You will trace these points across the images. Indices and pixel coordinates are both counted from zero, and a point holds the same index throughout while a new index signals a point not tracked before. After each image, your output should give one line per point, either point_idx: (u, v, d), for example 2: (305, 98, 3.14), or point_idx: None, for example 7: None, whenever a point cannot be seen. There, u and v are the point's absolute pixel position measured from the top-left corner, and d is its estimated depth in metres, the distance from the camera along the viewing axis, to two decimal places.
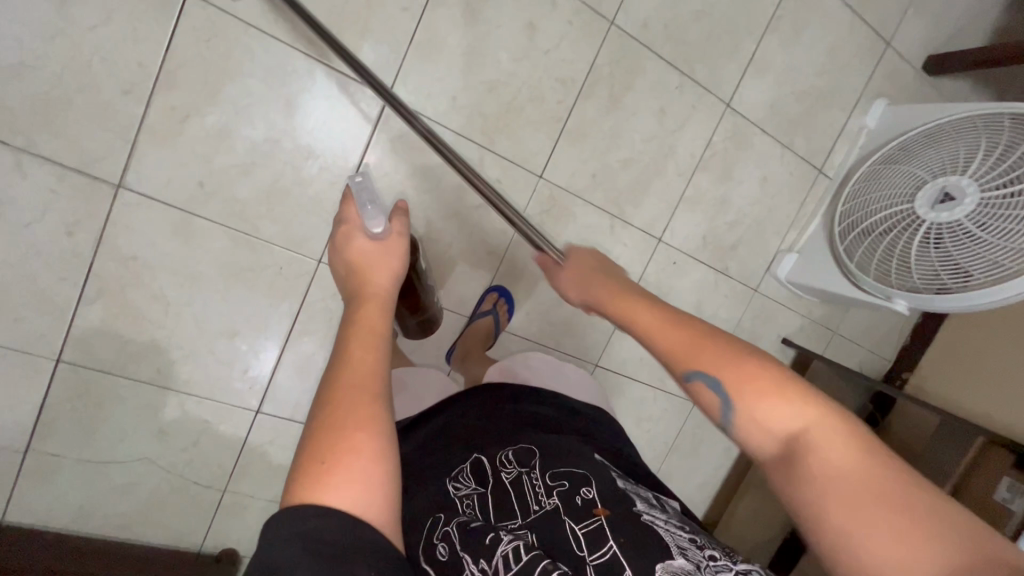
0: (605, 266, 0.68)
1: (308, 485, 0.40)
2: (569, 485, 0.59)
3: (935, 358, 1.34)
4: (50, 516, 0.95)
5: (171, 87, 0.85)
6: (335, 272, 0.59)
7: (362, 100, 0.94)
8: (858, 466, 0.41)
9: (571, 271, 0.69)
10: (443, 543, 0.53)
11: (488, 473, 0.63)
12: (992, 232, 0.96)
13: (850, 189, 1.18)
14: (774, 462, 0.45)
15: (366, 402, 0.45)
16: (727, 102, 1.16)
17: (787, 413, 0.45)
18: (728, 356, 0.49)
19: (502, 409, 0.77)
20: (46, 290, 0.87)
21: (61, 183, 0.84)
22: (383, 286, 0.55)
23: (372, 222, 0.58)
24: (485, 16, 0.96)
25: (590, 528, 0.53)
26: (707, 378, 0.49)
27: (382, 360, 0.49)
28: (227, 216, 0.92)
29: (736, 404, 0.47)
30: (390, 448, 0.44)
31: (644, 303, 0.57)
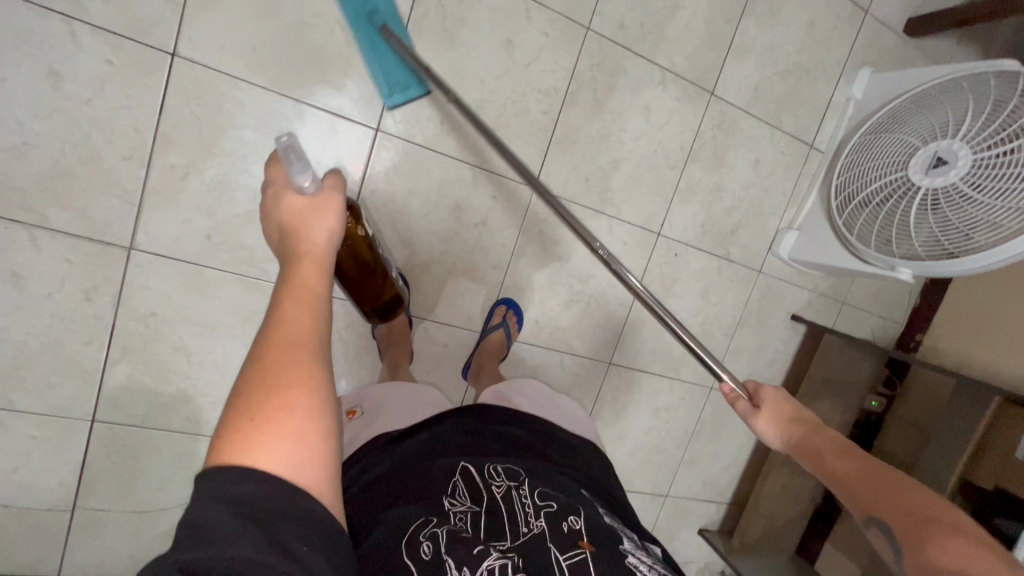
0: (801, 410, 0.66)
1: (236, 446, 0.41)
2: (557, 511, 0.59)
3: (950, 323, 1.33)
4: (103, 567, 0.99)
5: (169, 147, 0.87)
6: (271, 236, 0.58)
7: (350, 136, 0.95)
8: None
9: (767, 412, 0.66)
10: (428, 542, 0.53)
11: (479, 487, 0.63)
12: (988, 192, 0.97)
13: (844, 162, 1.19)
14: None
15: (302, 363, 0.46)
16: (712, 90, 1.17)
17: (959, 555, 0.45)
18: (916, 500, 0.51)
19: (504, 431, 0.75)
20: (74, 356, 0.90)
21: (76, 252, 0.87)
22: (319, 243, 0.55)
23: (299, 177, 0.57)
24: (463, 39, 0.97)
25: (575, 560, 0.54)
26: (885, 525, 0.51)
27: (317, 318, 0.49)
28: (236, 263, 0.95)
29: (907, 547, 0.49)
30: (325, 409, 0.45)
31: (830, 448, 0.60)
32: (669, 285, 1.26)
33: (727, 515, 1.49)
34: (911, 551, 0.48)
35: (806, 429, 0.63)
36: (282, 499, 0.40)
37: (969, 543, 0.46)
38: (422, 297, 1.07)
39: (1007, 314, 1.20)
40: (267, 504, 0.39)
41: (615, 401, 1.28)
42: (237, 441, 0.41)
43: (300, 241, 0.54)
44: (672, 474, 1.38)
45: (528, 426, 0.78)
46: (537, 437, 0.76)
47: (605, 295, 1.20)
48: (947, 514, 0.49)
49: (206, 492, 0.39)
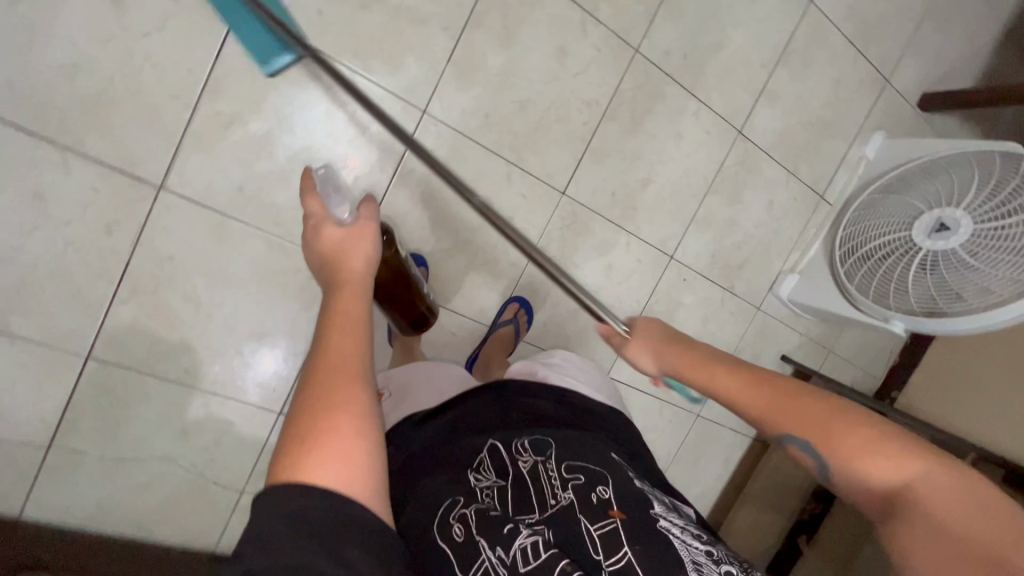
0: (674, 333, 0.68)
1: (291, 467, 0.43)
2: (585, 482, 0.60)
3: (929, 388, 1.38)
4: (67, 513, 0.95)
5: (218, 94, 0.87)
6: (313, 265, 0.64)
7: (398, 114, 0.97)
8: (960, 503, 0.46)
9: (640, 343, 0.68)
10: (460, 525, 0.55)
11: (507, 463, 0.64)
12: (985, 261, 1.04)
13: (850, 215, 1.25)
14: (877, 508, 0.51)
15: (345, 387, 0.49)
16: (739, 129, 1.22)
17: (895, 469, 0.50)
18: (824, 415, 0.54)
19: (528, 403, 0.76)
20: (82, 287, 0.87)
21: (104, 182, 0.85)
22: (357, 269, 0.60)
23: (339, 211, 0.65)
24: (519, 40, 1.00)
25: (606, 530, 0.54)
26: (805, 445, 0.55)
27: (357, 343, 0.53)
28: (263, 221, 0.94)
29: (836, 468, 0.53)
30: (369, 429, 0.47)
31: (722, 370, 0.61)
32: (674, 308, 1.29)
33: None
34: (842, 471, 0.52)
35: (678, 353, 0.66)
36: (332, 513, 0.42)
37: (874, 442, 0.51)
38: (440, 284, 1.08)
39: (984, 381, 1.25)
40: (316, 518, 0.41)
41: None
42: (291, 465, 0.44)
43: (342, 272, 0.60)
44: None
45: (552, 399, 0.79)
46: (557, 407, 0.77)
47: (613, 308, 1.23)
48: (859, 418, 0.53)
49: (264, 510, 0.42)
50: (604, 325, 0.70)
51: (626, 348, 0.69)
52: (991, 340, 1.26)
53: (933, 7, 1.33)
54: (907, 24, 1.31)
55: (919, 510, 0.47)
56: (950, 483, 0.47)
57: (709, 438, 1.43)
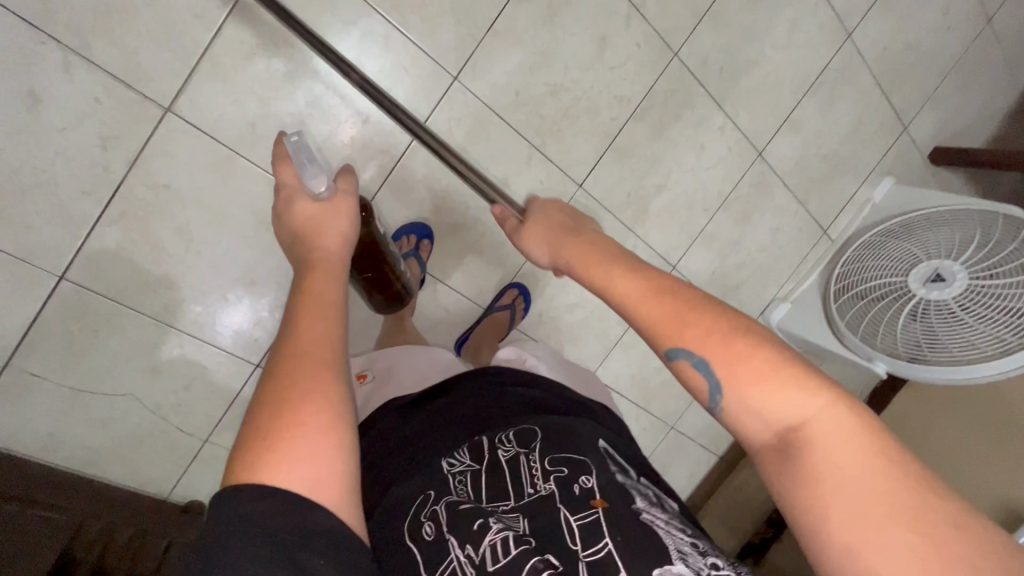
0: (576, 228, 0.66)
1: (257, 463, 0.40)
2: (568, 474, 0.55)
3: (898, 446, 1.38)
4: (15, 438, 0.89)
5: (244, 21, 0.82)
6: (285, 237, 0.63)
7: (427, 77, 0.93)
8: (862, 461, 0.39)
9: (540, 232, 0.68)
10: (431, 522, 0.54)
11: (486, 451, 0.61)
12: (975, 316, 1.07)
13: (850, 253, 1.26)
14: (768, 450, 0.43)
15: (317, 377, 0.46)
16: (760, 151, 1.23)
17: (797, 404, 0.42)
18: (722, 335, 0.46)
19: (516, 391, 0.72)
20: (67, 202, 0.81)
21: (107, 94, 0.79)
22: (333, 252, 0.60)
23: (313, 182, 0.62)
24: (563, 21, 0.98)
25: (587, 521, 0.51)
26: (696, 359, 0.46)
27: (330, 327, 0.51)
28: (271, 163, 0.90)
29: (729, 392, 0.45)
30: (341, 424, 0.45)
31: (624, 271, 0.54)
32: None
33: None
34: (737, 398, 0.44)
35: (581, 252, 0.61)
36: (296, 516, 0.39)
37: (785, 377, 0.43)
38: (441, 259, 1.05)
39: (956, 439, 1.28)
40: (278, 522, 0.38)
41: None
42: (258, 462, 0.41)
43: (319, 250, 0.59)
44: None
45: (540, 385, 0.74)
46: (542, 391, 0.73)
47: (608, 310, 1.22)
48: (765, 346, 0.45)
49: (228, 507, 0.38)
50: (504, 210, 0.75)
51: (530, 246, 0.69)
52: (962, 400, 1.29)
53: (959, 64, 1.35)
54: (934, 75, 1.33)
55: (814, 455, 0.40)
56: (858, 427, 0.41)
57: (679, 451, 1.45)
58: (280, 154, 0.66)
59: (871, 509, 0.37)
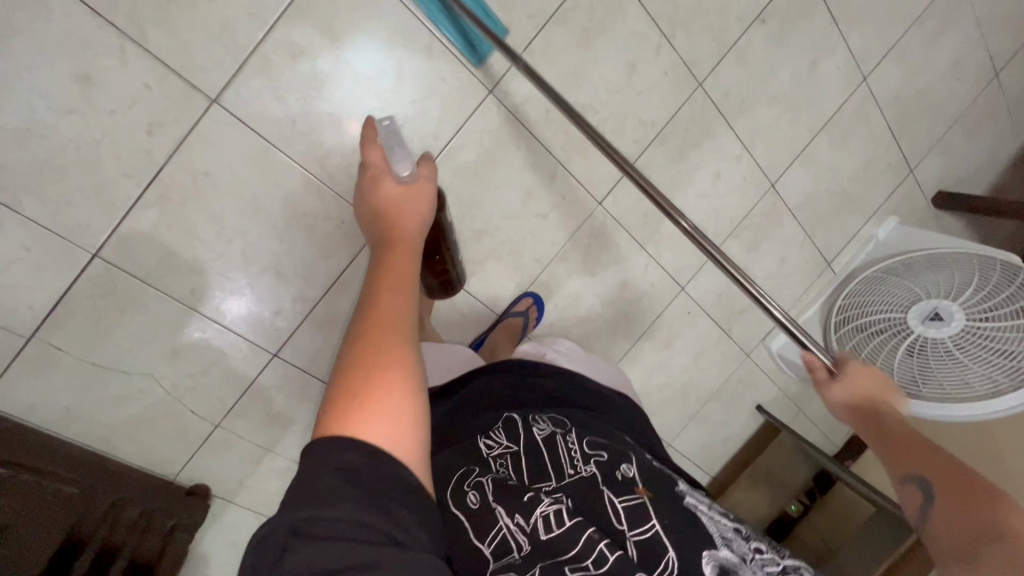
0: (884, 385, 0.79)
1: (348, 419, 0.46)
2: (607, 459, 0.58)
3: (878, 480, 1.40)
4: (32, 410, 0.90)
5: (296, 22, 0.85)
6: (366, 213, 0.76)
7: (464, 89, 0.97)
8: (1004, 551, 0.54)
9: (847, 385, 0.78)
10: (475, 492, 0.55)
11: (521, 431, 0.63)
12: (970, 356, 1.12)
13: (850, 288, 1.31)
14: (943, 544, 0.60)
15: (396, 347, 0.51)
16: (772, 182, 1.27)
17: (962, 508, 0.59)
18: (945, 463, 0.64)
19: (540, 381, 0.75)
20: (107, 182, 0.84)
21: (158, 81, 0.82)
22: (412, 231, 0.73)
23: (400, 167, 0.76)
24: (596, 45, 1.02)
25: (630, 504, 0.54)
26: (918, 482, 0.65)
27: (409, 306, 0.57)
28: (307, 159, 0.93)
29: (935, 503, 0.62)
30: (418, 391, 0.50)
31: (886, 423, 0.74)
32: (672, 338, 1.33)
33: None
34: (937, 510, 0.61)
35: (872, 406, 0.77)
36: (381, 468, 0.44)
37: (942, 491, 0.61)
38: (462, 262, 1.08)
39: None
40: (369, 474, 0.44)
41: None
42: (343, 417, 0.46)
43: (397, 224, 0.72)
44: None
45: (559, 376, 0.76)
46: (560, 381, 0.75)
47: (617, 325, 1.25)
48: (952, 472, 0.63)
49: (316, 458, 0.44)
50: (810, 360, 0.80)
51: (826, 385, 0.80)
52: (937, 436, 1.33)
53: (966, 113, 1.41)
54: (942, 123, 1.39)
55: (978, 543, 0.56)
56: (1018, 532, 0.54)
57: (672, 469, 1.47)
58: (369, 136, 0.80)
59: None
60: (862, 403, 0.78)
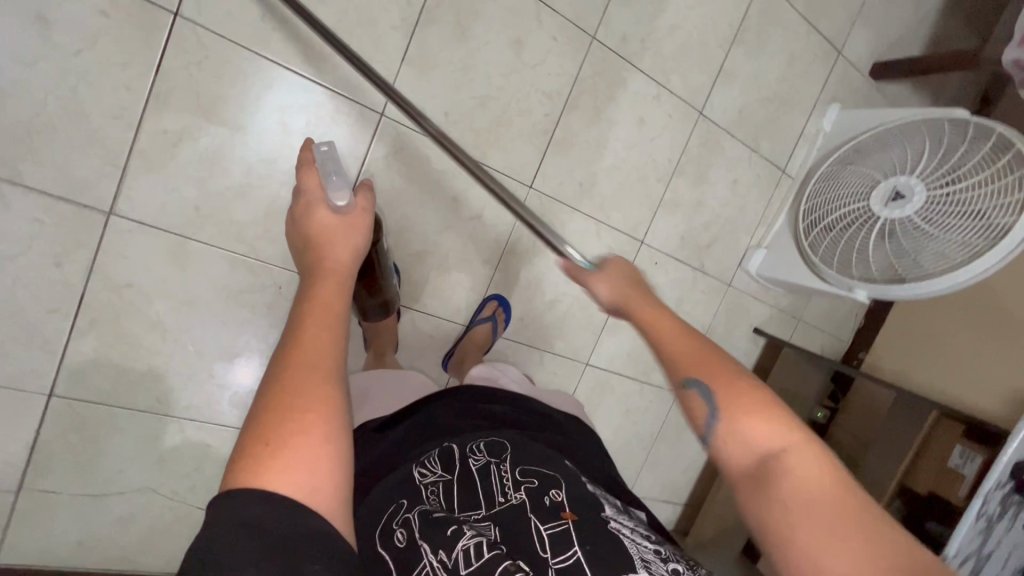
0: (641, 279, 0.62)
1: (256, 471, 0.44)
2: (538, 484, 0.59)
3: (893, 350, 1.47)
4: (46, 554, 0.92)
5: (160, 110, 0.83)
6: (298, 240, 0.70)
7: (355, 119, 0.94)
8: (850, 507, 0.40)
9: (608, 279, 0.62)
10: (403, 529, 0.54)
11: (456, 461, 0.64)
12: (938, 226, 1.07)
13: (811, 189, 1.28)
14: (747, 481, 0.44)
15: (319, 388, 0.50)
16: (700, 110, 1.23)
17: (784, 438, 0.44)
18: (729, 369, 0.50)
19: (486, 408, 0.78)
20: (36, 324, 0.83)
21: (48, 212, 0.81)
22: (344, 260, 0.66)
23: (337, 196, 0.71)
24: (474, 33, 0.98)
25: (556, 529, 0.53)
26: (703, 391, 0.49)
27: (334, 342, 0.54)
28: (223, 239, 0.91)
29: (725, 420, 0.47)
30: (339, 438, 0.49)
31: (664, 309, 0.57)
32: None
33: (683, 516, 1.56)
34: (737, 434, 0.46)
35: (636, 294, 0.59)
36: (293, 520, 0.42)
37: (780, 417, 0.46)
38: (411, 287, 1.07)
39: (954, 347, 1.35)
40: (277, 530, 0.42)
41: (589, 401, 1.33)
42: (251, 468, 0.44)
43: (329, 254, 0.66)
44: (636, 472, 1.45)
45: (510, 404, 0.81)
46: (509, 409, 0.79)
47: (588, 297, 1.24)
48: (760, 390, 0.48)
49: (222, 510, 0.42)
50: (565, 259, 0.66)
51: (590, 281, 0.63)
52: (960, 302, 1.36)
53: None
54: None
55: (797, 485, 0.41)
56: (858, 500, 0.41)
57: None
58: (307, 159, 0.76)
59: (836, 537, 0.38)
60: (620, 294, 0.60)
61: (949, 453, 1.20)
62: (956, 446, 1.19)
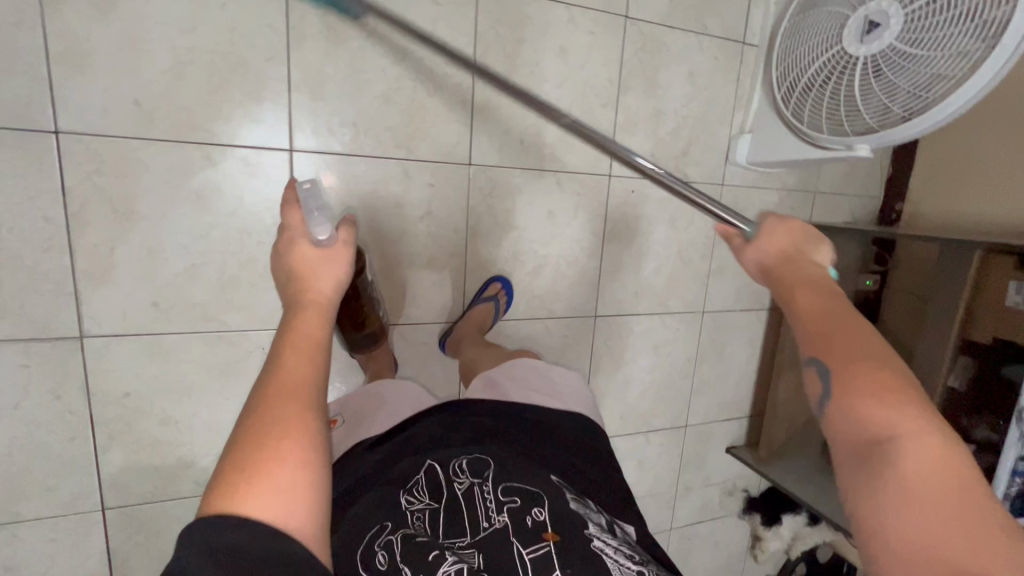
0: (803, 246, 0.62)
1: (238, 492, 0.45)
2: (521, 505, 0.68)
3: (924, 171, 1.40)
4: None
5: (84, 227, 0.84)
6: (278, 274, 0.63)
7: (267, 165, 0.92)
8: (941, 483, 0.42)
9: (770, 242, 0.63)
10: (384, 552, 0.62)
11: (443, 485, 0.73)
12: (925, 45, 0.91)
13: (780, 50, 1.15)
14: (851, 452, 0.47)
15: (297, 413, 0.50)
16: (625, 13, 1.11)
17: (888, 416, 0.45)
18: (855, 346, 0.50)
19: (474, 422, 0.85)
20: (63, 454, 0.90)
21: (27, 356, 0.85)
22: (324, 292, 0.60)
23: (318, 229, 0.63)
24: (350, 31, 0.92)
25: (537, 554, 0.62)
26: (822, 370, 0.51)
27: (315, 371, 0.54)
28: (193, 324, 0.93)
29: (837, 396, 0.49)
30: (317, 460, 0.49)
31: (806, 286, 0.56)
32: (636, 223, 1.23)
33: (750, 428, 1.51)
34: (846, 406, 0.48)
35: (787, 267, 0.60)
36: (266, 542, 0.42)
37: (898, 396, 0.46)
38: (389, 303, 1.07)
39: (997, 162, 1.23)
40: (253, 551, 0.42)
41: (610, 350, 1.29)
42: (231, 494, 0.45)
43: (311, 288, 0.60)
44: (686, 402, 1.41)
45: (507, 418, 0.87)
46: (499, 423, 0.86)
47: (573, 251, 1.19)
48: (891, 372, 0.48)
49: (195, 540, 0.42)
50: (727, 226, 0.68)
51: (741, 249, 0.66)
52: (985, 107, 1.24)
53: None
54: None
55: (894, 460, 0.44)
56: (956, 480, 0.42)
57: (723, 328, 1.40)
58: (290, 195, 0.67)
59: (909, 506, 0.42)
60: (782, 262, 0.61)
61: (1006, 290, 1.06)
62: (1009, 283, 1.05)
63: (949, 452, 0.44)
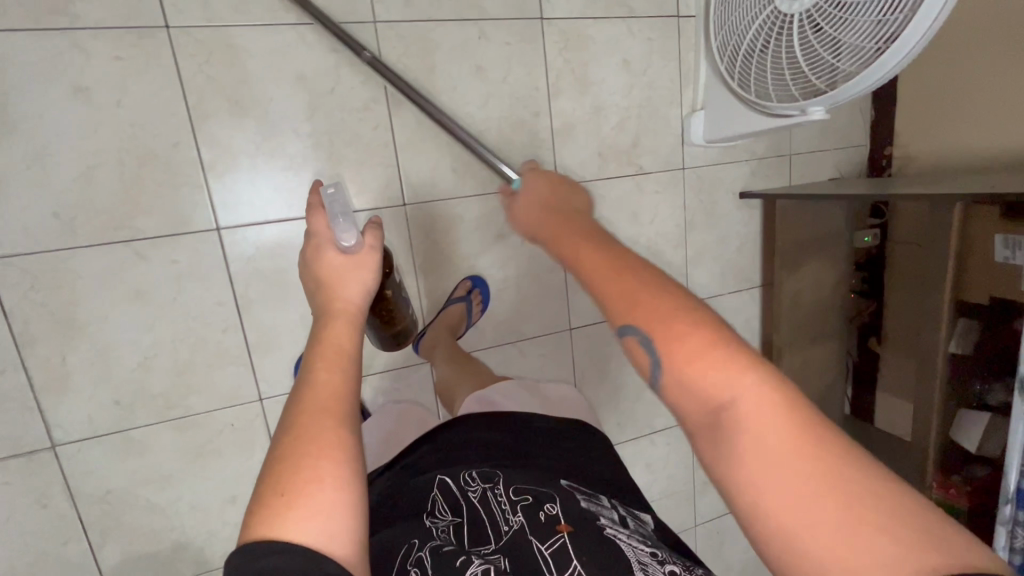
0: (561, 196, 0.63)
1: (274, 517, 0.43)
2: (533, 502, 0.66)
3: (906, 106, 1.28)
4: None
5: (32, 343, 0.86)
6: (307, 285, 0.61)
7: (197, 247, 0.92)
8: (793, 442, 0.38)
9: (528, 203, 0.64)
10: (415, 564, 0.58)
11: (459, 500, 0.70)
12: None
13: (714, 20, 1.06)
14: (701, 427, 0.42)
15: (330, 427, 0.49)
16: (540, 15, 1.05)
17: (723, 378, 0.40)
18: (668, 309, 0.44)
19: (482, 436, 0.83)
20: (61, 556, 0.93)
21: (6, 472, 0.88)
22: (352, 301, 0.59)
23: (343, 235, 0.60)
24: (252, 98, 0.90)
25: (555, 547, 0.58)
26: (642, 338, 0.44)
27: (347, 382, 0.53)
28: (158, 413, 0.94)
29: (668, 370, 0.42)
30: (354, 473, 0.48)
31: (596, 248, 0.50)
32: None
33: None
34: (681, 382, 0.42)
35: (567, 228, 0.56)
36: (310, 564, 0.40)
37: (727, 358, 0.41)
38: None
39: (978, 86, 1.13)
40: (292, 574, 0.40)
41: (594, 359, 1.25)
42: (270, 517, 0.43)
43: (337, 296, 0.58)
44: None
45: (515, 432, 0.85)
46: (507, 437, 0.84)
47: (532, 267, 1.15)
48: (713, 329, 0.43)
49: (240, 564, 0.41)
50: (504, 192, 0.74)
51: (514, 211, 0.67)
52: (959, 31, 1.14)
53: None
54: None
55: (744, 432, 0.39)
56: (809, 437, 0.38)
57: None
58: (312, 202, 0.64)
59: (773, 482, 0.37)
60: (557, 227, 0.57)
61: (992, 245, 0.96)
62: (995, 237, 0.95)
63: (776, 389, 0.40)
